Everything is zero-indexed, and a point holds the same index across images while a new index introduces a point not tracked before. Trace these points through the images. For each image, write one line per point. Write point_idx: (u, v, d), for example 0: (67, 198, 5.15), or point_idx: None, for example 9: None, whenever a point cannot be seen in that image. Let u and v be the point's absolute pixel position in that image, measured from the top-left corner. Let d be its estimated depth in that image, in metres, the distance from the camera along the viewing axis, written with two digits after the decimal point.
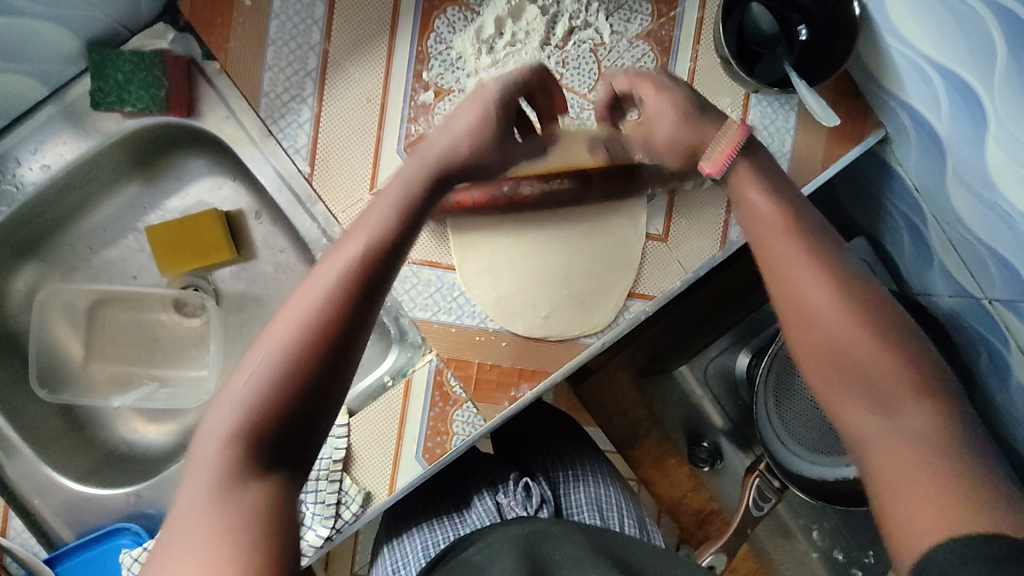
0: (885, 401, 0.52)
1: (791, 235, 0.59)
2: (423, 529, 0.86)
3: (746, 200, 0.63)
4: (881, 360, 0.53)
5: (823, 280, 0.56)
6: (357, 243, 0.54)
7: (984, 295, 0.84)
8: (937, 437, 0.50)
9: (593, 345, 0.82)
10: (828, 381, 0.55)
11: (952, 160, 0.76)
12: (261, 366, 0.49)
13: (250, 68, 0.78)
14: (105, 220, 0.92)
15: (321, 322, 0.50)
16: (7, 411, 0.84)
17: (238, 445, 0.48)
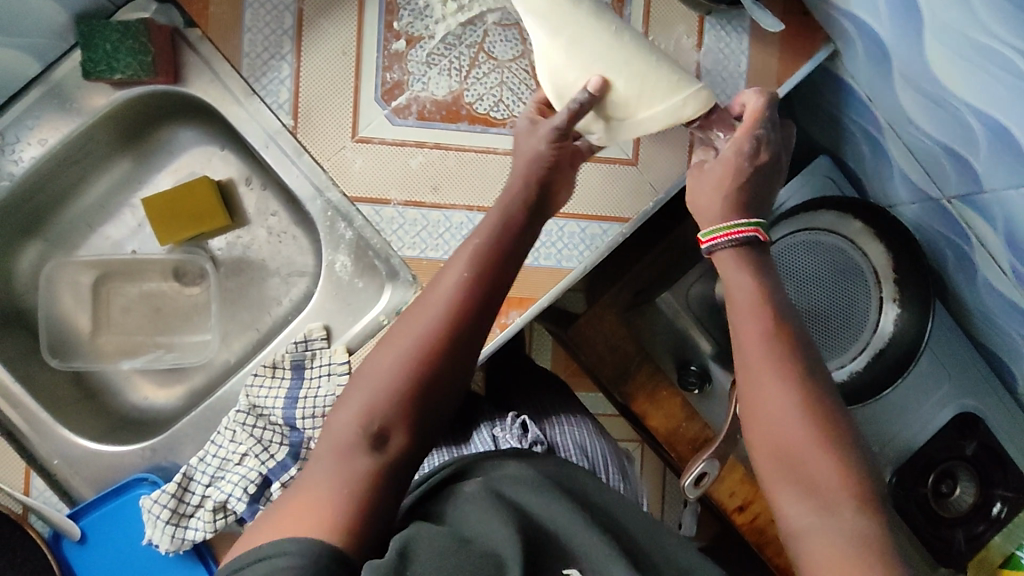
0: (823, 502, 0.55)
1: (765, 341, 0.60)
2: (421, 458, 0.88)
3: (732, 281, 0.63)
4: (822, 461, 0.56)
5: (781, 378, 0.59)
6: (486, 232, 0.67)
7: (942, 194, 0.89)
8: (867, 533, 0.53)
9: (576, 270, 0.85)
10: (769, 465, 0.58)
11: (898, 62, 0.81)
12: (404, 344, 0.60)
13: (229, 30, 0.82)
14: (103, 197, 0.96)
15: (459, 310, 0.61)
16: (21, 379, 0.87)
17: (372, 415, 0.57)
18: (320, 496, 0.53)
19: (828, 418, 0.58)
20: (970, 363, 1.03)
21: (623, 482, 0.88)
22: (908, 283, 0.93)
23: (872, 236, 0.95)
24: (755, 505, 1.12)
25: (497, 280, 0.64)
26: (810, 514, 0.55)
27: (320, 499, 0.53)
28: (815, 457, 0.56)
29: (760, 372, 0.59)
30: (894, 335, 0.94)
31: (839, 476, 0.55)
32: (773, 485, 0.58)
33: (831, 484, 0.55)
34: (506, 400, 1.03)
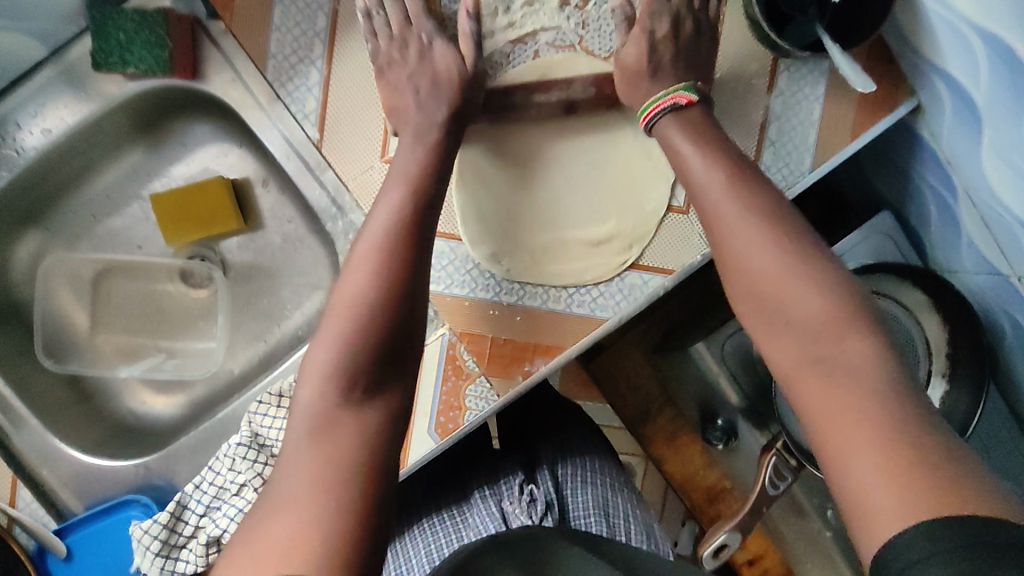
0: (813, 333, 0.53)
1: (735, 200, 0.60)
2: (426, 528, 0.82)
3: (667, 141, 0.67)
4: (807, 293, 0.54)
5: (762, 232, 0.58)
6: (351, 288, 0.59)
7: (1013, 273, 0.81)
8: (874, 361, 0.51)
9: (611, 321, 0.79)
10: (773, 338, 0.56)
11: (988, 129, 0.73)
12: (312, 412, 0.54)
13: (256, 28, 0.75)
14: (109, 188, 0.89)
15: (325, 399, 0.54)
16: (12, 381, 0.83)
17: (327, 410, 0.54)
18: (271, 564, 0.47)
19: (811, 253, 0.57)
20: (1016, 450, 0.95)
21: (647, 539, 0.82)
22: (963, 363, 0.85)
23: (932, 308, 0.88)
24: (766, 560, 1.04)
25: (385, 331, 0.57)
26: (811, 366, 0.53)
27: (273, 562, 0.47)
28: (795, 294, 0.54)
29: (739, 230, 0.58)
30: (938, 417, 0.85)
31: (822, 313, 0.54)
32: (756, 329, 0.57)
33: (816, 317, 0.54)
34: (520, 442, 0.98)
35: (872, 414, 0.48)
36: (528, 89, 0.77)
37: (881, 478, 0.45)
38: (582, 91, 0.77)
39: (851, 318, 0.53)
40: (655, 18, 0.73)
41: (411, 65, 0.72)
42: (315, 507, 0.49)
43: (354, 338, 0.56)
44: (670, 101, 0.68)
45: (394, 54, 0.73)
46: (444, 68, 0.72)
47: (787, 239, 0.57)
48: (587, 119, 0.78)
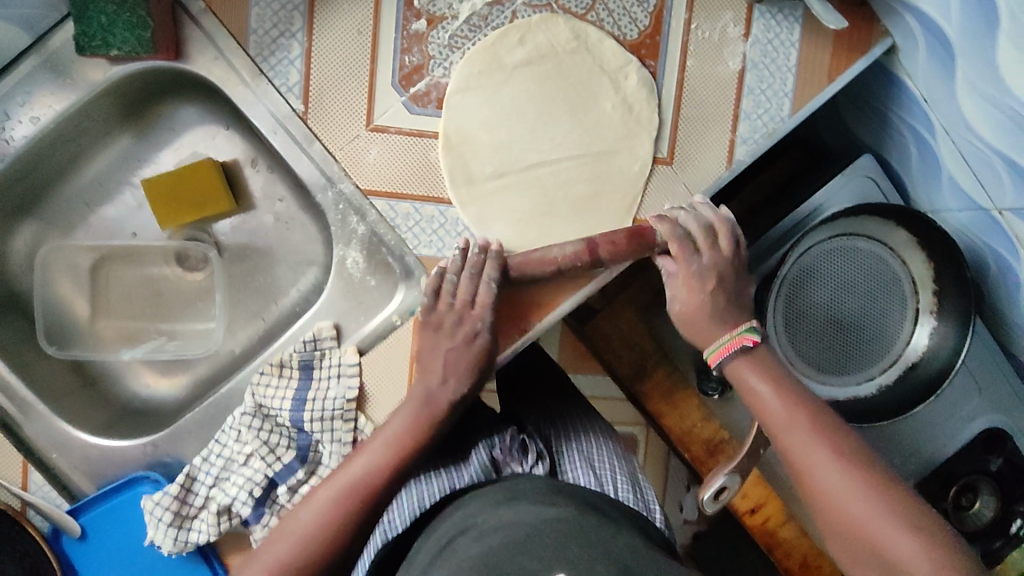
0: (856, 532, 0.68)
1: (800, 425, 0.73)
2: (414, 483, 0.74)
3: (748, 387, 0.76)
4: (891, 534, 0.66)
5: (818, 442, 0.72)
6: (401, 425, 0.73)
7: (994, 206, 0.83)
8: (939, 573, 0.63)
9: (602, 276, 0.78)
10: (854, 565, 0.69)
11: (962, 62, 0.75)
12: (350, 478, 0.72)
13: (235, 4, 0.76)
14: (101, 176, 0.90)
15: (370, 494, 0.72)
16: (17, 369, 0.84)
17: (324, 540, 0.71)
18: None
19: (852, 449, 0.72)
20: (1005, 384, 0.97)
21: (635, 494, 0.81)
22: (947, 297, 0.89)
23: (917, 248, 0.90)
24: (767, 507, 1.07)
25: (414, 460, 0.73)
26: (882, 565, 0.67)
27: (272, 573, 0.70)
28: (871, 526, 0.67)
29: (808, 452, 0.72)
30: (927, 351, 0.90)
31: (895, 540, 0.66)
32: (837, 547, 0.70)
33: (875, 508, 0.68)
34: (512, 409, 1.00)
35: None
36: (506, 47, 0.77)
37: None
38: (561, 45, 0.78)
39: (937, 544, 0.65)
40: (694, 262, 0.76)
41: (445, 336, 0.74)
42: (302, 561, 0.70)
43: (394, 456, 0.72)
44: (742, 343, 0.76)
45: (426, 329, 0.75)
46: (478, 287, 0.75)
47: (822, 427, 0.74)
48: (567, 74, 0.78)
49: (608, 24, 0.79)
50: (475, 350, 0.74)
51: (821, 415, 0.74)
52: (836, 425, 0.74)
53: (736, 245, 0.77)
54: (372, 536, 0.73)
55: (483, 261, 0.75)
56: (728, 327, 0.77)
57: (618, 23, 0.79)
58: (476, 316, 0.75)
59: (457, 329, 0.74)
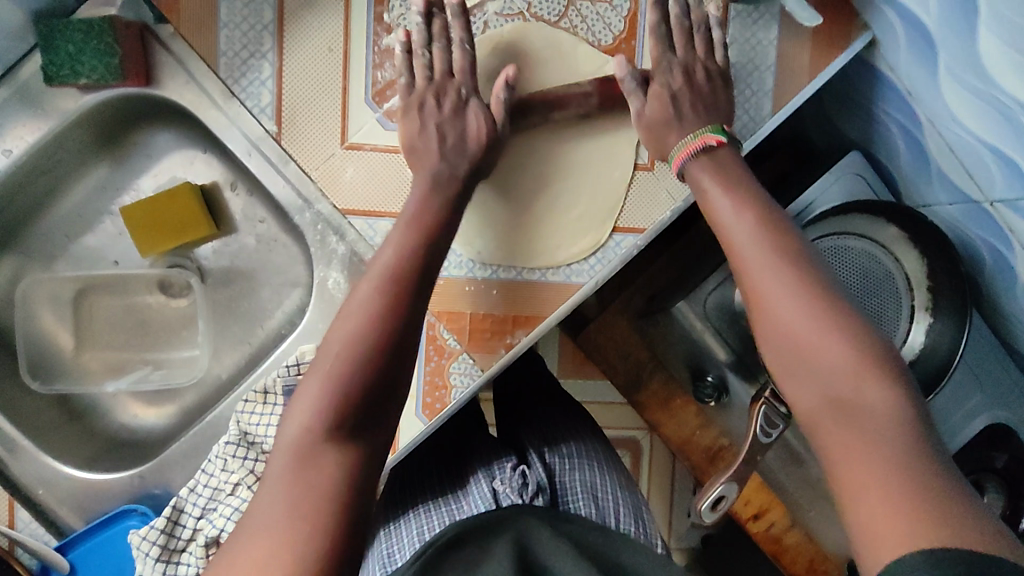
0: (817, 376, 0.54)
1: (775, 267, 0.58)
2: (420, 512, 0.81)
3: (704, 199, 0.66)
4: (840, 356, 0.54)
5: (798, 287, 0.57)
6: (391, 252, 0.65)
7: (985, 198, 0.81)
8: (895, 428, 0.51)
9: (586, 285, 0.79)
10: (797, 388, 0.56)
11: (943, 53, 0.73)
12: (331, 364, 0.57)
13: (204, 26, 0.75)
14: (80, 206, 0.89)
15: (371, 334, 0.58)
16: (1, 405, 0.83)
17: (324, 417, 0.55)
18: (280, 495, 0.52)
19: (823, 287, 0.57)
20: (1005, 377, 0.95)
21: (636, 526, 0.81)
22: (944, 292, 0.86)
23: (909, 244, 0.88)
24: (772, 513, 1.04)
25: (417, 282, 0.63)
26: (834, 417, 0.53)
27: (295, 490, 0.52)
28: (822, 351, 0.54)
29: (766, 282, 0.58)
30: (924, 351, 0.87)
31: (843, 359, 0.54)
32: (788, 385, 0.57)
33: (835, 367, 0.54)
34: (512, 431, 0.96)
35: (892, 452, 0.50)
36: (480, 59, 0.76)
37: (887, 519, 0.47)
38: (535, 54, 0.77)
39: (879, 373, 0.53)
40: (670, 62, 0.72)
41: (430, 115, 0.71)
42: (296, 478, 0.53)
43: (379, 284, 0.62)
44: (701, 142, 0.69)
45: (408, 117, 0.72)
46: (469, 122, 0.72)
47: (809, 278, 0.58)
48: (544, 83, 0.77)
49: (583, 31, 0.78)
50: (469, 156, 0.71)
51: (784, 232, 0.61)
52: (812, 263, 0.59)
53: (725, 72, 0.74)
54: (382, 561, 0.78)
55: (469, 108, 0.72)
56: (680, 135, 0.70)
57: (592, 30, 0.78)
58: (456, 84, 0.73)
59: (441, 100, 0.71)
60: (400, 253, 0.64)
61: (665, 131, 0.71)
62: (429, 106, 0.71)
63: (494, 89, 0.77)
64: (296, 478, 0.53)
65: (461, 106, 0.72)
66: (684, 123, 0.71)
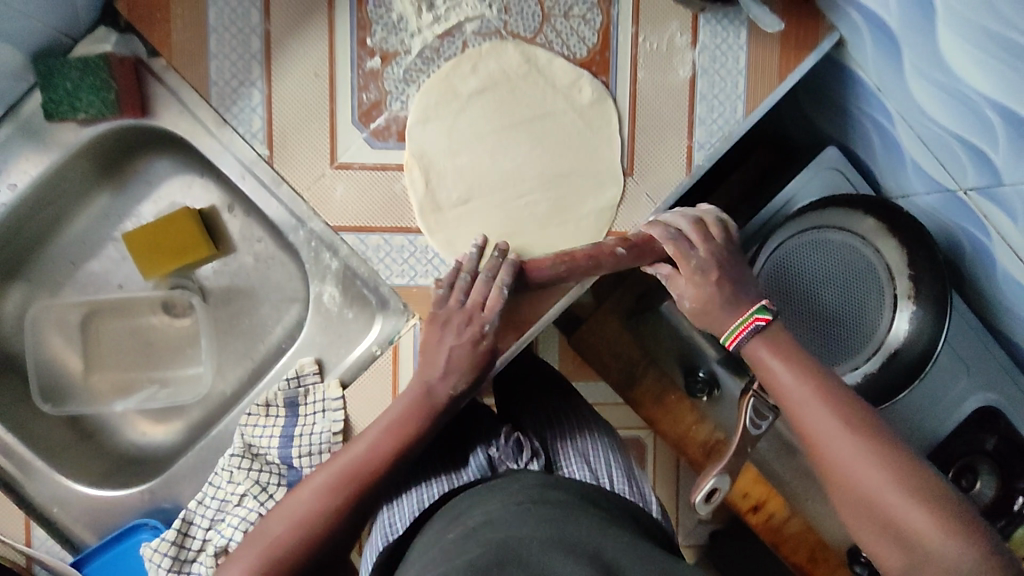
0: (885, 521, 0.60)
1: (821, 405, 0.66)
2: (418, 487, 0.83)
3: (768, 372, 0.69)
4: (908, 506, 0.59)
5: (833, 410, 0.65)
6: (395, 412, 0.70)
7: (960, 186, 0.83)
8: (972, 565, 0.56)
9: (573, 289, 0.80)
10: (870, 537, 0.62)
11: (907, 50, 0.76)
12: (343, 461, 0.68)
13: (195, 58, 0.78)
14: (84, 234, 0.93)
15: (376, 464, 0.68)
16: (14, 428, 0.87)
17: (324, 516, 0.65)
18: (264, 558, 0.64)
19: (862, 419, 0.64)
20: (992, 360, 0.97)
21: (630, 487, 0.83)
22: (924, 281, 0.88)
23: (888, 234, 0.90)
24: (770, 504, 1.06)
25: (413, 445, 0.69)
26: (892, 540, 0.60)
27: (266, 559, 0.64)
28: (884, 499, 0.60)
29: (819, 420, 0.65)
30: (906, 340, 0.89)
31: (884, 483, 0.61)
32: (850, 518, 0.63)
33: (886, 491, 0.61)
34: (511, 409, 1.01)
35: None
36: (460, 76, 0.80)
37: None
38: (512, 69, 0.80)
39: (955, 530, 0.58)
40: (698, 261, 0.72)
41: (447, 338, 0.72)
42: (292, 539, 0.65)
43: (392, 439, 0.69)
44: (753, 323, 0.70)
45: (434, 324, 0.73)
46: (453, 353, 0.72)
47: (858, 428, 0.64)
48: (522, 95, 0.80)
49: (558, 45, 0.81)
50: (472, 356, 0.72)
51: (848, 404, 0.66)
52: (870, 423, 0.65)
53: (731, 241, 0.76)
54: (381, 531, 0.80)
55: (496, 265, 0.75)
56: (739, 313, 0.71)
57: (567, 43, 0.81)
58: (482, 318, 0.73)
59: (462, 329, 0.72)
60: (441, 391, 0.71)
61: (711, 317, 0.73)
62: (448, 328, 0.72)
63: (475, 104, 0.80)
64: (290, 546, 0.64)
65: (479, 342, 0.72)
66: (727, 301, 0.72)
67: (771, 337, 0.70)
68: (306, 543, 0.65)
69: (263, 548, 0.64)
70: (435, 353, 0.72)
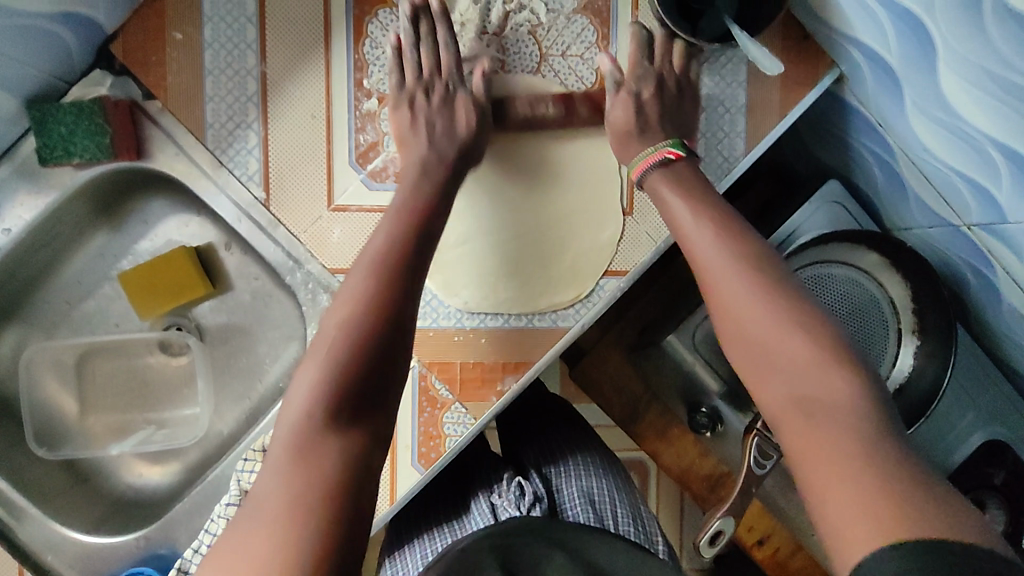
0: (782, 374, 0.55)
1: (709, 244, 0.63)
2: (423, 539, 0.83)
3: (664, 205, 0.68)
4: (795, 341, 0.55)
5: (749, 278, 0.59)
6: (364, 278, 0.61)
7: (963, 222, 0.82)
8: (859, 407, 0.52)
9: (573, 329, 0.81)
10: (765, 380, 0.56)
11: (908, 90, 0.75)
12: (332, 334, 0.57)
13: (191, 101, 0.78)
14: (79, 273, 0.92)
15: (359, 332, 0.57)
16: (8, 474, 0.85)
17: (318, 405, 0.54)
18: (268, 498, 0.50)
19: (779, 283, 0.59)
20: (999, 393, 0.95)
21: (635, 526, 0.83)
22: (929, 316, 0.87)
23: (892, 269, 0.89)
24: (775, 537, 1.06)
25: (397, 290, 0.61)
26: (791, 404, 0.54)
27: (273, 493, 0.50)
28: (783, 347, 0.55)
29: (729, 285, 0.59)
30: (911, 375, 0.89)
31: (804, 353, 0.54)
32: (755, 382, 0.57)
33: (800, 361, 0.54)
34: (513, 448, 0.99)
35: (841, 431, 0.50)
36: None
37: (855, 508, 0.46)
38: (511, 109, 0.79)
39: (837, 362, 0.54)
40: (643, 105, 0.76)
41: (419, 108, 0.75)
42: (297, 451, 0.52)
43: (365, 303, 0.59)
44: (660, 156, 0.71)
45: (416, 164, 0.74)
46: (458, 109, 0.76)
47: (770, 288, 0.58)
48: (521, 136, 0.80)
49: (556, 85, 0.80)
50: (459, 140, 0.74)
51: (759, 255, 0.61)
52: (781, 279, 0.59)
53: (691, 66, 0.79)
54: None
55: (431, 21, 0.75)
56: (645, 147, 0.74)
57: (565, 83, 0.80)
58: (443, 80, 0.76)
59: (428, 94, 0.75)
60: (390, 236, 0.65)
61: (628, 146, 0.75)
62: (417, 101, 0.75)
63: None
64: (296, 447, 0.52)
65: (450, 97, 0.76)
66: (648, 140, 0.74)
67: (685, 168, 0.71)
68: (369, 328, 0.58)
69: (328, 345, 0.57)
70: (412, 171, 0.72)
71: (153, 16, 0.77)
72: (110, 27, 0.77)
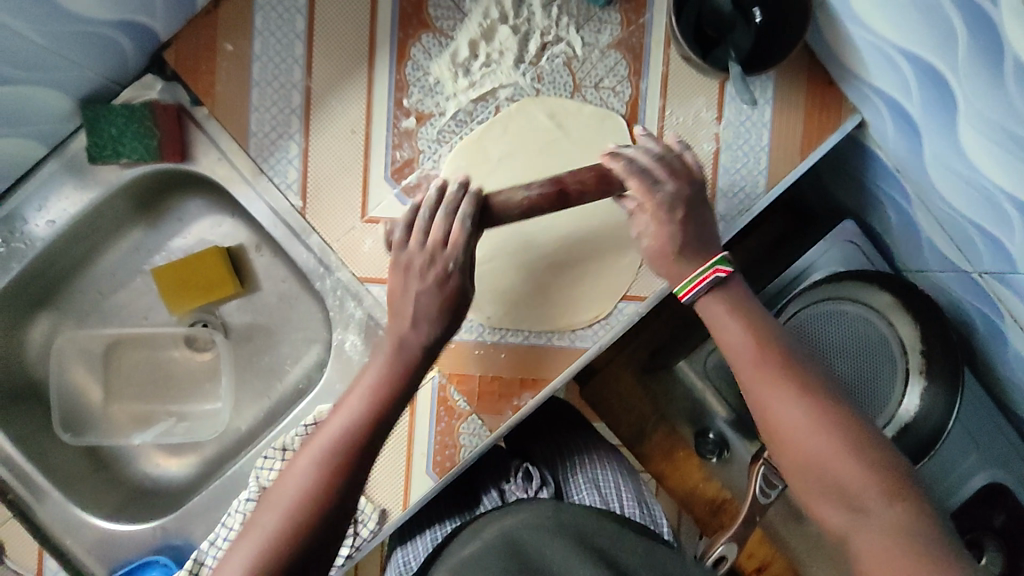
0: (833, 486, 0.60)
1: (765, 358, 0.65)
2: (433, 526, 0.88)
3: (713, 320, 0.69)
4: (842, 456, 0.60)
5: (789, 387, 0.63)
6: (342, 424, 0.64)
7: (974, 268, 0.85)
8: (903, 519, 0.57)
9: (591, 349, 0.83)
10: (818, 498, 0.61)
11: (928, 140, 0.78)
12: (288, 492, 0.61)
13: (237, 109, 0.81)
14: (113, 266, 0.95)
15: (312, 505, 0.60)
16: (32, 456, 0.88)
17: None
18: None
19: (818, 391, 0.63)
20: (1001, 437, 0.97)
21: (640, 508, 0.87)
22: (935, 358, 0.89)
23: (902, 310, 0.91)
24: (773, 567, 1.07)
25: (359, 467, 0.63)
26: (847, 513, 0.59)
27: None
28: (836, 466, 0.60)
29: (774, 398, 0.63)
30: (917, 415, 0.91)
31: (859, 474, 0.59)
32: (806, 494, 0.62)
33: (852, 478, 0.59)
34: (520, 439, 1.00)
35: (896, 541, 0.56)
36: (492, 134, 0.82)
37: None
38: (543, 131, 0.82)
39: (887, 476, 0.59)
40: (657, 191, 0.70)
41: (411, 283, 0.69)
42: None
43: (330, 472, 0.62)
44: (712, 276, 0.69)
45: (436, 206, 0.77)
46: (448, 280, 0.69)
47: (811, 392, 0.63)
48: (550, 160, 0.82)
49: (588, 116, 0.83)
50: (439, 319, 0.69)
51: (791, 359, 0.65)
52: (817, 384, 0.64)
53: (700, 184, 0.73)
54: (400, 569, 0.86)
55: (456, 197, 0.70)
56: (691, 269, 0.70)
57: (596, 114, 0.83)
58: (446, 254, 0.69)
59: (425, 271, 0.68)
60: (369, 401, 0.65)
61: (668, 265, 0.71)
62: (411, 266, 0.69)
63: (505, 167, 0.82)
64: None
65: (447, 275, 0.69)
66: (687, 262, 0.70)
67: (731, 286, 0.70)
68: (311, 510, 0.60)
69: (275, 504, 0.60)
70: (404, 302, 0.69)
71: (206, 27, 0.80)
72: (164, 35, 0.80)
